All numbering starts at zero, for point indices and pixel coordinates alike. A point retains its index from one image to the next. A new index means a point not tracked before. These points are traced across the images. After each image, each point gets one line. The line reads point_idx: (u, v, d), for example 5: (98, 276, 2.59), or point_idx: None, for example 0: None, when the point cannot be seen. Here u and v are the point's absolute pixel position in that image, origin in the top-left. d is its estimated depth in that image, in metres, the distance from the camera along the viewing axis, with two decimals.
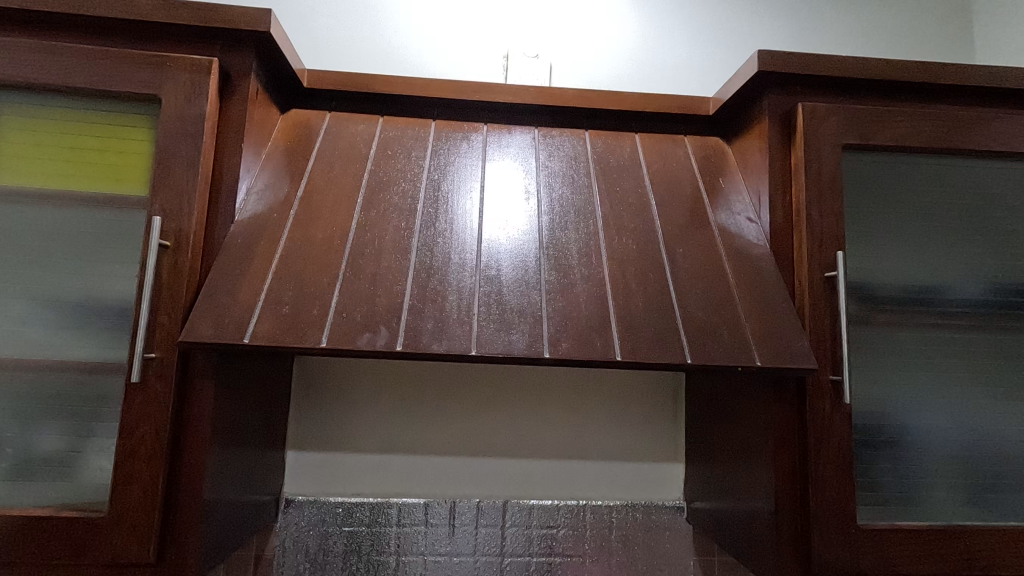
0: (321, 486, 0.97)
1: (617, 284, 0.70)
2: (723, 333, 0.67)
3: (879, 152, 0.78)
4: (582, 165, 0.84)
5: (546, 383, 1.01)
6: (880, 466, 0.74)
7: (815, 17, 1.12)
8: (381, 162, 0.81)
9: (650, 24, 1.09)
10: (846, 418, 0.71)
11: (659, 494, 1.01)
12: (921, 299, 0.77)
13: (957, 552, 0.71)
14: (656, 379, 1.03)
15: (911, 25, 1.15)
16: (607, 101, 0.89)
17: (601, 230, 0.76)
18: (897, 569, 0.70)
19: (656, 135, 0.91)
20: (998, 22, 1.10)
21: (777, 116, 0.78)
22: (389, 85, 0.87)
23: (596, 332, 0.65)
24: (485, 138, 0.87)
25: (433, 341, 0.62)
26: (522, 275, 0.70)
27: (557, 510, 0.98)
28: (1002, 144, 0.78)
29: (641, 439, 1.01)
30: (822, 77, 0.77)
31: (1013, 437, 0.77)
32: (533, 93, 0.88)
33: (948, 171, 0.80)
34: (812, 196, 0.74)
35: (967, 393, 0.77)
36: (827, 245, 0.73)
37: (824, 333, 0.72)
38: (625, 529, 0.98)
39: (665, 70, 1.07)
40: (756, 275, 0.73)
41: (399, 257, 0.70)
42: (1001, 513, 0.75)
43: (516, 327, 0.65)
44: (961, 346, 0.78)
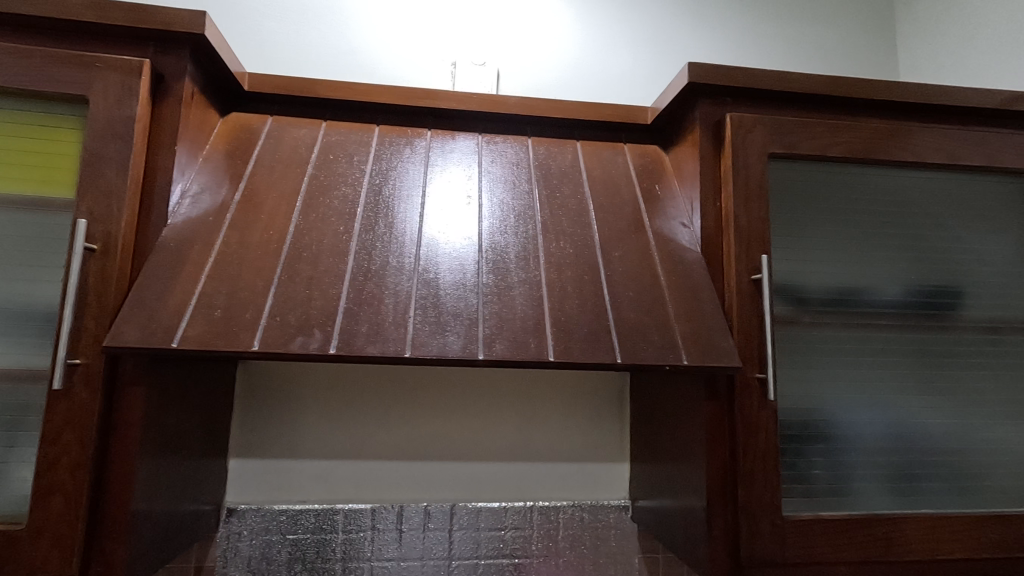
0: (265, 494, 0.96)
1: (553, 287, 0.72)
2: (653, 334, 0.69)
3: (803, 161, 0.82)
4: (524, 171, 0.86)
5: (494, 386, 1.02)
6: (806, 460, 0.77)
7: (752, 33, 1.18)
8: (323, 167, 0.81)
9: (595, 36, 1.12)
10: (773, 414, 0.74)
11: (605, 494, 1.02)
12: (844, 300, 0.82)
13: (877, 540, 0.75)
14: (601, 380, 1.05)
15: (840, 42, 1.21)
16: (549, 109, 0.91)
17: (540, 234, 0.78)
18: (821, 558, 0.73)
19: (597, 143, 0.93)
20: (919, 41, 1.18)
21: (707, 126, 0.81)
22: (333, 90, 0.87)
23: (530, 334, 0.67)
24: (428, 144, 0.88)
25: (368, 344, 0.63)
26: (460, 278, 0.71)
27: (505, 512, 0.98)
28: (915, 155, 0.83)
29: (588, 440, 1.03)
30: (748, 89, 0.81)
31: (930, 430, 0.81)
32: (477, 99, 0.90)
33: (869, 179, 0.84)
34: (740, 202, 0.77)
35: (889, 390, 0.82)
36: (754, 249, 0.76)
37: (751, 333, 0.75)
38: (571, 529, 1.00)
39: (610, 80, 1.11)
40: (687, 277, 0.76)
41: (337, 261, 0.70)
42: (920, 502, 0.79)
43: (452, 329, 0.66)
44: (882, 345, 0.82)
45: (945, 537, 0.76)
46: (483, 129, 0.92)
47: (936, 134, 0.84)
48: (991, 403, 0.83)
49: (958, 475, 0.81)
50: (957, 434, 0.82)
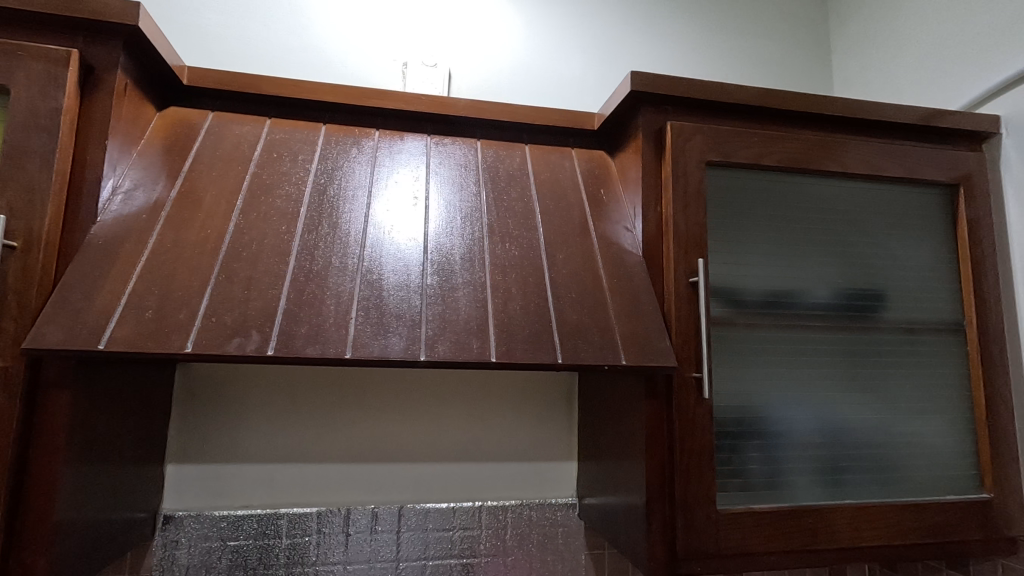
0: (204, 500, 0.93)
1: (498, 289, 0.73)
2: (594, 335, 0.71)
3: (740, 169, 0.86)
4: (473, 173, 0.87)
5: (444, 387, 1.02)
6: (742, 455, 0.81)
7: (696, 44, 1.22)
8: (265, 165, 0.80)
9: (547, 41, 1.14)
10: (708, 411, 0.77)
11: (553, 492, 1.04)
12: (777, 302, 0.86)
13: (805, 530, 0.79)
14: (550, 380, 1.07)
15: (779, 56, 1.27)
16: (498, 112, 0.92)
17: (487, 236, 0.79)
18: (752, 549, 0.76)
19: (545, 147, 0.95)
20: (851, 58, 1.25)
21: (649, 133, 0.84)
22: (277, 87, 0.86)
23: (473, 335, 0.67)
24: (376, 145, 0.87)
25: (307, 345, 0.62)
26: (405, 279, 0.71)
27: (454, 512, 0.99)
28: (841, 166, 0.88)
29: (537, 440, 1.05)
30: (688, 99, 0.84)
31: (856, 424, 0.86)
32: (425, 101, 0.90)
33: (800, 188, 0.89)
34: (678, 207, 0.80)
35: (819, 387, 0.86)
36: (691, 253, 0.79)
37: (689, 334, 0.78)
38: (520, 527, 1.01)
39: (560, 86, 1.13)
40: (628, 280, 0.78)
41: (277, 261, 0.69)
42: (846, 493, 0.84)
43: (394, 330, 0.66)
44: (812, 345, 0.86)
45: (866, 525, 0.81)
46: (432, 130, 0.92)
47: (861, 146, 0.89)
48: (910, 399, 0.89)
49: (881, 467, 0.86)
50: (880, 428, 0.87)
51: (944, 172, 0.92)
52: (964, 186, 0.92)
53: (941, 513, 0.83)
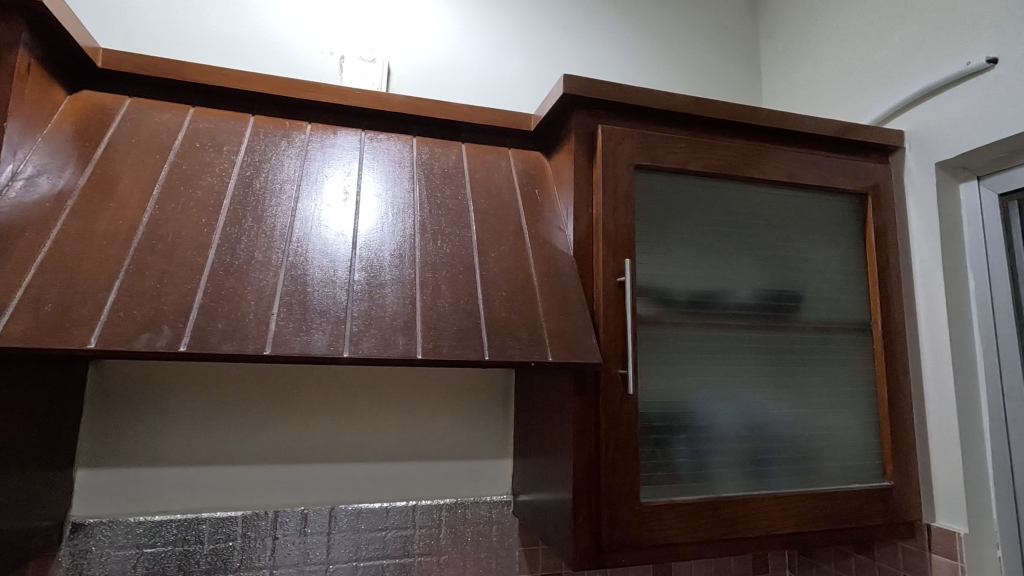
0: (117, 506, 0.88)
1: (426, 286, 0.73)
2: (522, 332, 0.72)
3: (668, 173, 0.89)
4: (407, 170, 0.86)
5: (378, 385, 1.01)
6: (667, 450, 0.84)
7: (634, 52, 1.26)
8: (187, 155, 0.77)
9: (488, 41, 1.15)
10: (634, 407, 0.80)
11: (488, 490, 1.05)
12: (703, 302, 0.89)
13: (724, 520, 0.82)
14: (487, 379, 1.07)
15: (712, 67, 1.33)
16: (435, 109, 0.91)
17: (418, 233, 0.78)
18: (674, 539, 0.79)
19: (481, 146, 0.95)
20: (779, 71, 1.32)
21: (582, 135, 0.86)
22: (202, 74, 0.82)
23: (399, 332, 0.67)
24: (307, 138, 0.85)
25: (224, 341, 0.60)
26: (331, 275, 0.70)
27: (387, 512, 0.98)
28: (762, 173, 0.93)
29: (472, 439, 1.05)
30: (620, 103, 0.86)
31: (773, 418, 0.91)
32: (360, 95, 0.88)
33: (724, 193, 0.93)
34: (608, 209, 0.82)
35: (740, 383, 0.90)
36: (619, 253, 0.82)
37: (616, 332, 0.80)
38: (453, 526, 1.01)
39: (501, 86, 1.14)
40: (559, 278, 0.79)
41: (195, 254, 0.67)
42: (764, 484, 0.88)
43: (317, 327, 0.65)
44: (734, 343, 0.91)
45: (780, 513, 0.85)
46: (367, 125, 0.91)
47: (780, 155, 0.94)
48: (822, 394, 0.94)
49: (796, 458, 0.91)
50: (795, 421, 0.92)
51: (854, 182, 0.98)
52: (872, 196, 0.99)
53: (848, 501, 0.89)
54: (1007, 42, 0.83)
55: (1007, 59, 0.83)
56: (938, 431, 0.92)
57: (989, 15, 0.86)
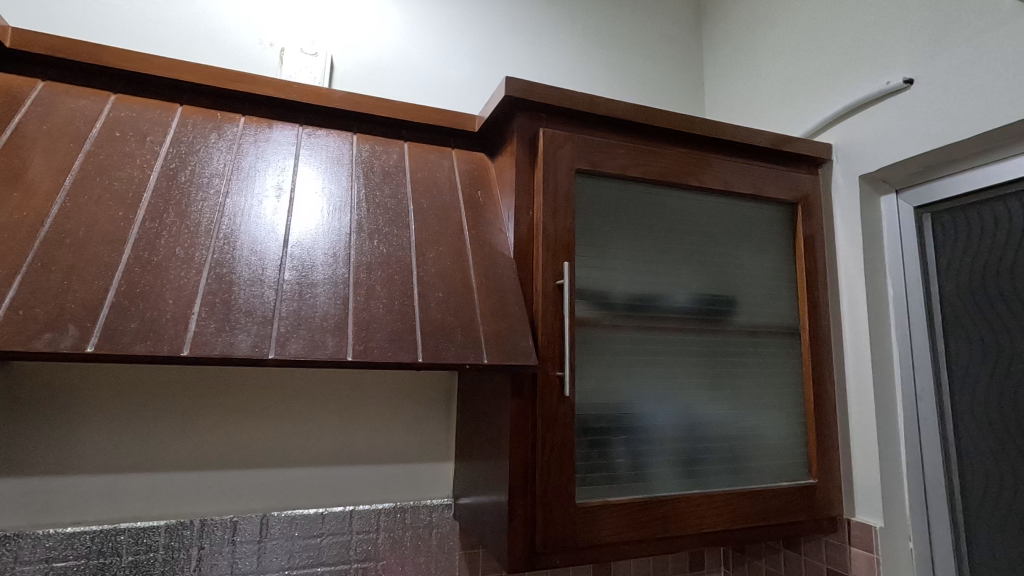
0: (24, 518, 0.82)
1: (360, 287, 0.71)
2: (457, 334, 0.71)
3: (607, 178, 0.90)
4: (346, 167, 0.85)
5: (315, 387, 0.99)
6: (603, 451, 0.85)
7: (582, 59, 1.28)
8: (105, 144, 0.72)
9: (436, 41, 1.14)
10: (570, 409, 0.80)
11: (428, 494, 1.03)
12: (641, 305, 0.91)
13: (657, 519, 0.84)
14: (429, 381, 1.06)
15: (657, 77, 1.37)
16: (376, 106, 0.90)
17: (354, 232, 0.77)
18: (608, 539, 0.80)
19: (424, 146, 0.94)
20: (720, 83, 1.37)
21: (524, 138, 0.86)
22: (124, 60, 0.78)
23: (329, 333, 0.65)
24: (239, 131, 0.82)
25: (137, 341, 0.57)
26: (259, 273, 0.68)
27: (322, 518, 0.95)
28: (699, 181, 0.95)
29: (413, 442, 1.03)
30: (562, 108, 0.87)
31: (707, 418, 0.94)
32: (298, 89, 0.86)
33: (663, 199, 0.95)
34: (548, 212, 0.83)
35: (676, 385, 0.92)
36: (558, 256, 0.82)
37: (554, 334, 0.80)
38: (392, 530, 0.99)
39: (448, 87, 1.13)
40: (497, 280, 0.79)
41: (109, 249, 0.63)
42: (696, 483, 0.90)
43: (241, 327, 0.62)
44: (670, 346, 0.93)
45: (711, 512, 0.88)
46: (305, 120, 0.89)
47: (716, 163, 0.97)
48: (753, 395, 0.98)
49: (728, 457, 0.93)
50: (727, 422, 0.95)
51: (785, 192, 1.02)
52: (801, 205, 1.03)
53: (776, 498, 0.92)
54: (921, 65, 0.89)
55: (921, 80, 0.89)
56: (858, 430, 0.97)
57: (906, 39, 0.91)
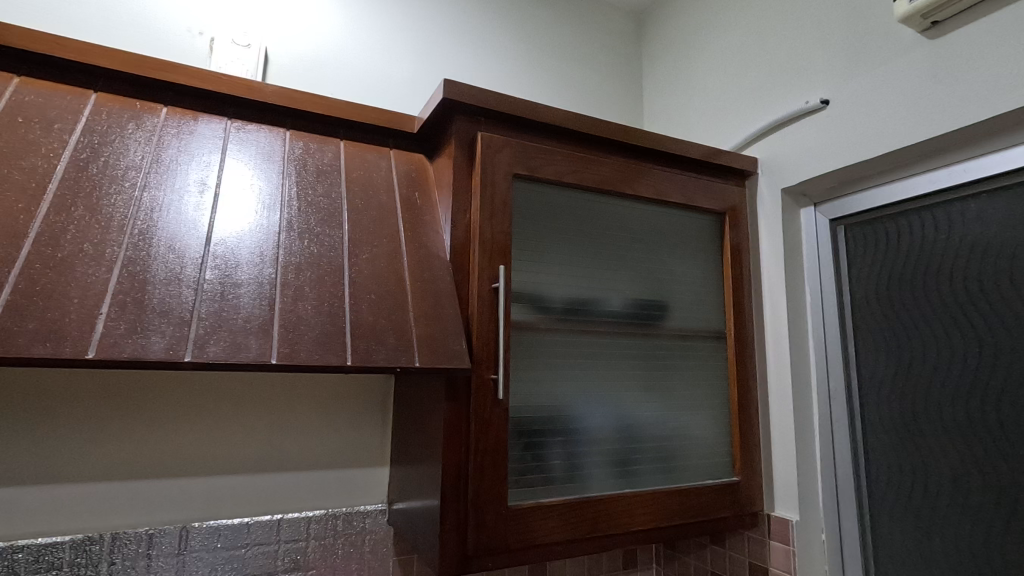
0: None
1: (287, 288, 0.69)
2: (389, 337, 0.70)
3: (545, 183, 0.91)
4: (277, 163, 0.82)
5: (242, 392, 0.95)
6: (538, 452, 0.85)
7: (525, 66, 1.30)
8: (5, 130, 0.67)
9: (377, 39, 1.12)
10: (504, 412, 0.81)
11: (362, 499, 1.01)
12: (576, 309, 0.93)
13: (589, 518, 0.85)
14: (365, 384, 1.04)
15: (598, 86, 1.40)
16: (311, 102, 0.87)
17: (284, 230, 0.74)
18: (540, 540, 0.81)
19: (362, 145, 0.92)
20: (658, 95, 1.41)
21: (462, 141, 0.86)
22: (31, 40, 0.73)
23: (252, 334, 0.63)
24: (161, 122, 0.78)
25: (35, 343, 0.53)
26: (177, 272, 0.65)
27: (247, 528, 0.91)
28: (633, 188, 0.98)
29: (347, 447, 1.01)
30: (501, 112, 0.88)
31: (639, 419, 0.96)
32: (227, 81, 0.82)
33: (598, 205, 0.97)
34: (485, 215, 0.83)
35: (610, 387, 0.94)
36: (494, 259, 0.83)
37: (488, 337, 0.81)
38: (323, 538, 0.96)
39: (389, 87, 1.12)
40: (433, 282, 0.79)
41: (5, 243, 0.58)
42: (628, 482, 0.92)
43: (155, 328, 0.59)
44: (605, 349, 0.95)
45: (641, 510, 0.90)
46: (234, 113, 0.85)
47: (650, 173, 1.01)
48: (682, 396, 1.01)
49: (658, 457, 0.96)
50: (658, 422, 0.98)
51: (714, 202, 1.07)
52: (729, 215, 1.08)
53: (703, 495, 0.96)
54: (836, 87, 0.95)
55: (836, 101, 0.95)
56: (778, 429, 1.02)
57: (824, 62, 0.98)
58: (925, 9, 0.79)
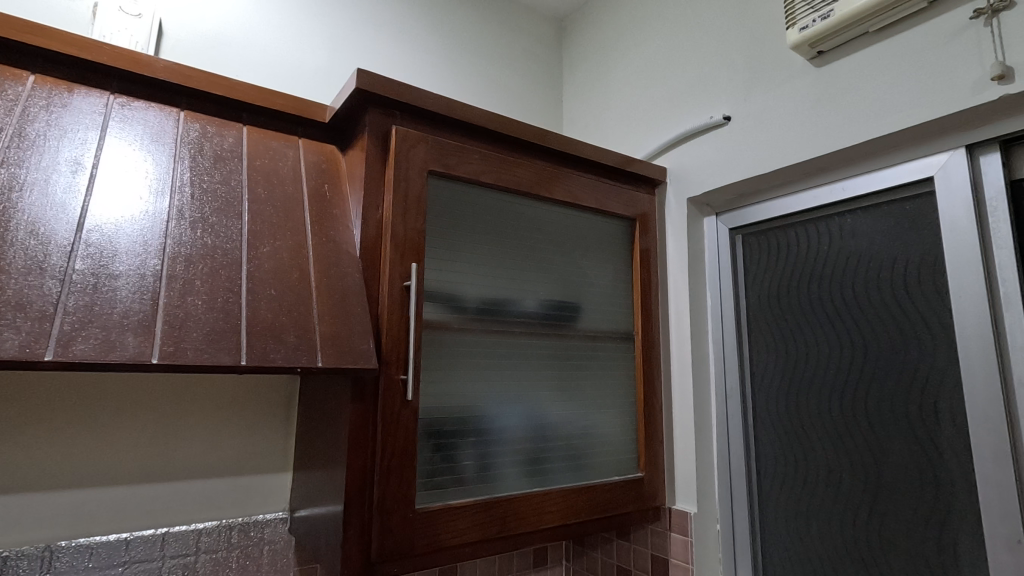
0: None
1: (174, 281, 0.64)
2: (289, 335, 0.67)
3: (461, 181, 0.91)
4: (168, 146, 0.75)
5: (123, 395, 0.86)
6: (449, 454, 0.84)
7: (446, 63, 1.29)
8: None
9: (288, 22, 1.07)
10: (413, 413, 0.79)
11: (260, 508, 0.95)
12: (491, 309, 0.93)
13: (498, 518, 0.85)
14: (267, 385, 0.98)
15: (518, 89, 1.42)
16: (210, 83, 0.81)
17: (173, 218, 0.68)
18: (448, 542, 0.80)
19: (267, 131, 0.87)
20: (577, 102, 1.45)
21: (376, 134, 0.83)
22: None
23: (129, 331, 0.58)
24: (28, 92, 0.69)
25: None
26: (40, 260, 0.57)
27: (125, 545, 0.83)
28: (549, 191, 1.00)
29: (244, 453, 0.95)
30: (417, 107, 0.86)
31: (550, 418, 0.98)
32: (110, 52, 0.74)
33: (515, 207, 0.98)
34: (398, 211, 0.81)
35: (523, 387, 0.95)
36: (406, 256, 0.81)
37: (398, 336, 0.78)
38: (215, 552, 0.90)
39: (301, 73, 1.07)
40: (340, 279, 0.75)
41: None
42: (539, 481, 0.93)
43: (8, 324, 0.52)
44: (518, 349, 0.95)
45: (551, 508, 0.91)
46: (118, 88, 0.77)
47: (566, 177, 1.03)
48: (593, 395, 1.04)
49: (568, 455, 0.98)
50: (569, 422, 1.00)
51: (626, 208, 1.11)
52: (640, 221, 1.12)
53: (609, 492, 0.99)
54: (736, 105, 1.02)
55: (736, 118, 1.02)
56: (680, 425, 1.08)
57: (726, 81, 1.04)
58: (813, 39, 0.86)
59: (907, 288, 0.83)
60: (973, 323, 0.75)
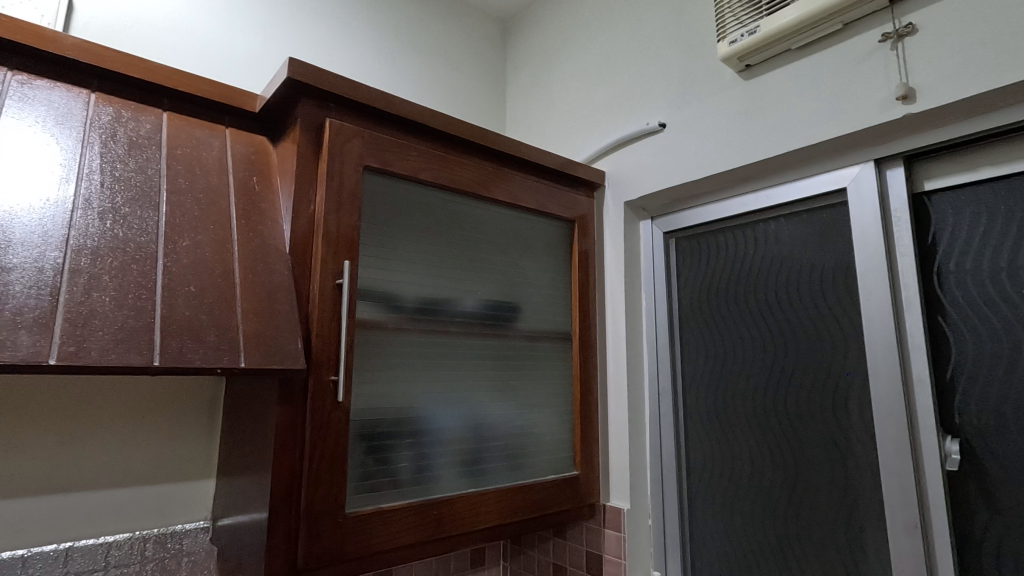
0: None
1: (78, 275, 0.59)
2: (209, 335, 0.63)
3: (399, 179, 0.89)
4: (76, 130, 0.70)
5: (20, 400, 0.79)
6: (383, 456, 0.82)
7: (386, 57, 1.26)
8: None
9: (217, 5, 1.01)
10: (345, 415, 0.77)
11: (180, 518, 0.90)
12: (428, 308, 0.91)
13: (434, 520, 0.84)
14: (188, 388, 0.93)
15: (461, 86, 1.41)
16: (125, 64, 0.76)
17: (79, 208, 0.63)
18: (381, 546, 0.78)
19: (189, 118, 0.82)
20: (520, 102, 1.46)
21: (309, 126, 0.80)
22: None
23: (23, 330, 0.53)
24: None
25: None
26: None
27: (21, 562, 0.76)
28: (488, 191, 1.00)
29: (161, 459, 0.89)
30: (353, 101, 0.83)
31: (488, 418, 0.97)
32: (7, 24, 0.68)
33: (454, 206, 0.97)
34: (331, 206, 0.78)
35: (461, 387, 0.94)
36: (339, 254, 0.78)
37: (330, 336, 0.76)
38: (128, 566, 0.84)
39: (230, 59, 1.02)
40: (267, 275, 0.72)
41: None
42: (475, 482, 0.93)
43: None
44: (456, 349, 0.94)
45: (486, 508, 0.91)
46: (18, 64, 0.71)
47: (506, 177, 1.03)
48: (531, 394, 1.04)
49: (505, 454, 0.98)
50: (507, 421, 1.00)
51: (565, 210, 1.12)
52: (578, 223, 1.14)
53: (546, 490, 1.00)
54: (671, 113, 1.05)
55: (671, 126, 1.05)
56: (615, 423, 1.10)
57: (662, 89, 1.08)
58: (741, 53, 0.89)
59: (824, 292, 0.88)
60: (878, 325, 0.80)
